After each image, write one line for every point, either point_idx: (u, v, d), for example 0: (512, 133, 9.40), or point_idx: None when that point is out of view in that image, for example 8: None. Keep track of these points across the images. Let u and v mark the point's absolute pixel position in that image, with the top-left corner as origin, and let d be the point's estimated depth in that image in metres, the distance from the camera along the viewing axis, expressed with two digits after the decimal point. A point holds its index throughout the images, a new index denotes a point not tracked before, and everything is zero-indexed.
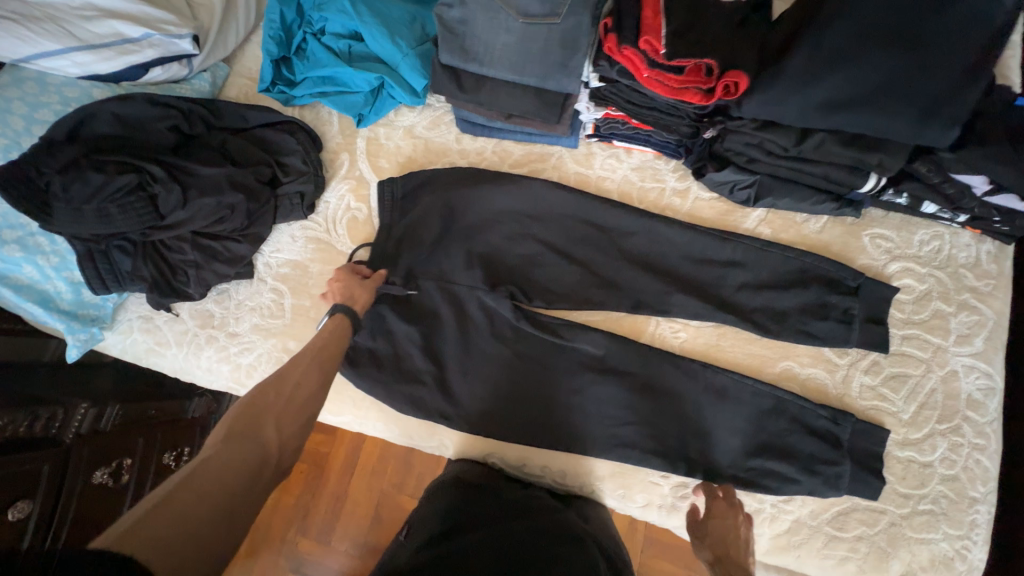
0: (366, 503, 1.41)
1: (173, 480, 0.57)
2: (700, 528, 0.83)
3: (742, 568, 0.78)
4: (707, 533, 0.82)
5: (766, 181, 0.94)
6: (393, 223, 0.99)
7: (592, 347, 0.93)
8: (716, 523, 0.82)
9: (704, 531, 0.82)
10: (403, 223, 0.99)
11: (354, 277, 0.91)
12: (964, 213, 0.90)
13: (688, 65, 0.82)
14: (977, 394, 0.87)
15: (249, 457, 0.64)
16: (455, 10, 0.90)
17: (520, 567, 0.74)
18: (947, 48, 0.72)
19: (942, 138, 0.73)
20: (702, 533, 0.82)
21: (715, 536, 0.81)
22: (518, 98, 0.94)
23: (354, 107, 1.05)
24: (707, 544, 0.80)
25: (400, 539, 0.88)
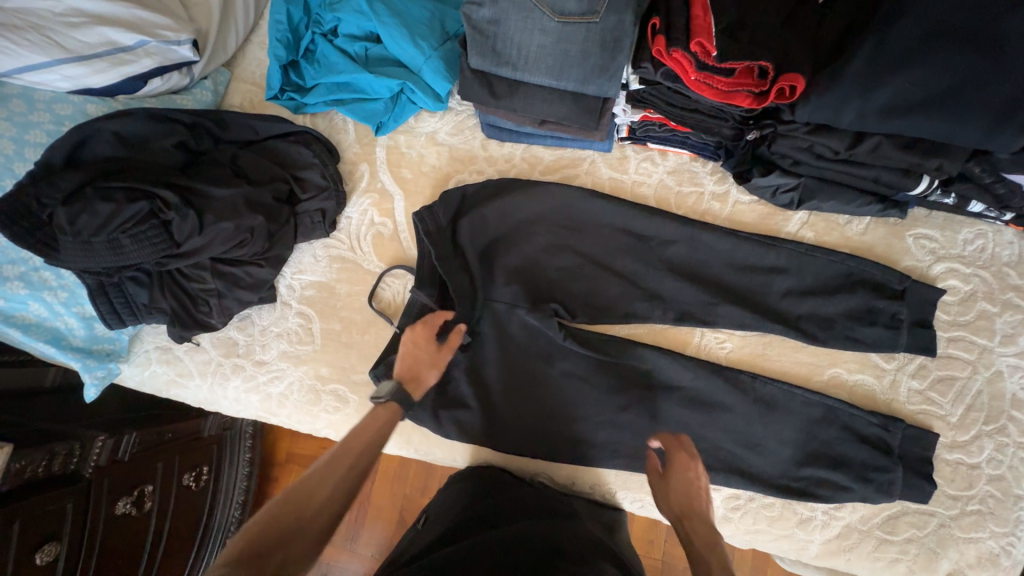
0: (390, 508, 1.38)
1: None
2: (664, 484, 0.80)
3: (705, 516, 0.75)
4: (670, 490, 0.79)
5: (811, 184, 0.91)
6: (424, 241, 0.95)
7: (638, 362, 0.91)
8: (679, 475, 0.79)
9: (665, 486, 0.79)
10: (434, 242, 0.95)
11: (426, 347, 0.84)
12: (1010, 212, 0.88)
13: (740, 67, 0.77)
14: (1021, 393, 0.88)
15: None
16: (485, 10, 0.84)
17: (515, 560, 0.71)
18: (1021, 48, 0.69)
19: (1012, 143, 0.70)
20: (665, 489, 0.79)
21: (677, 491, 0.78)
22: (554, 103, 0.88)
23: (373, 115, 0.97)
24: (671, 500, 0.78)
25: (418, 526, 0.91)
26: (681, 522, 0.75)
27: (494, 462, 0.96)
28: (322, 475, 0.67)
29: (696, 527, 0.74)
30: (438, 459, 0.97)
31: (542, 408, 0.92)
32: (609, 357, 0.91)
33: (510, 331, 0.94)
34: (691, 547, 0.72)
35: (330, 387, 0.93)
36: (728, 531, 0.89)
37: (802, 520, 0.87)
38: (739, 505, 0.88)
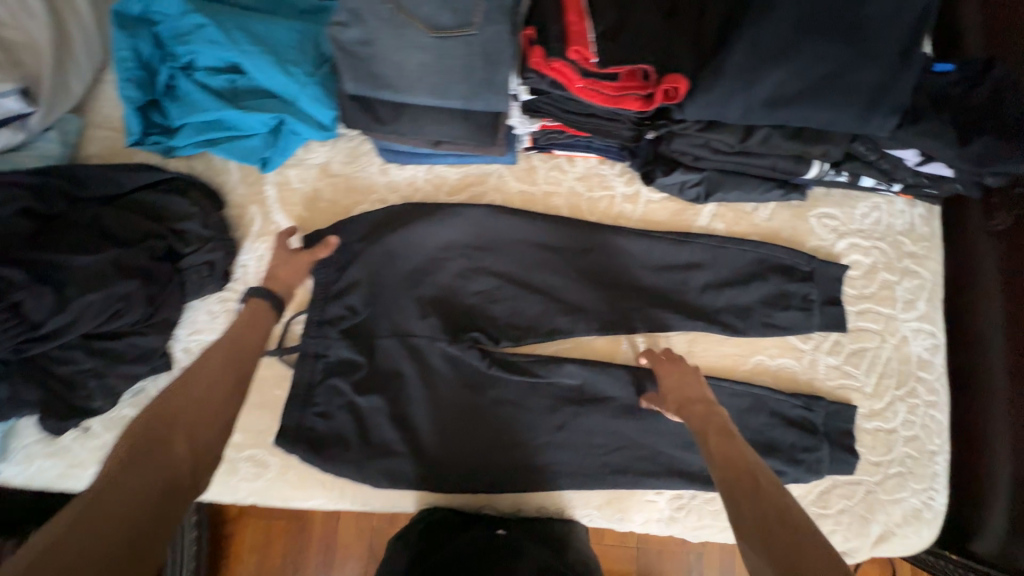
0: (360, 543, 1.23)
1: (76, 503, 0.48)
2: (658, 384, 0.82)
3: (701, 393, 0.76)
4: (663, 388, 0.81)
5: (714, 177, 0.91)
6: (330, 282, 0.89)
7: (568, 378, 0.89)
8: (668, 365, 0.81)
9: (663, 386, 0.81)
10: (341, 282, 0.89)
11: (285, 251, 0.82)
12: (898, 183, 0.92)
13: (623, 71, 0.75)
14: (925, 353, 0.93)
15: (158, 471, 0.52)
16: (352, 30, 0.77)
17: None
18: (881, 34, 0.70)
19: (886, 125, 0.71)
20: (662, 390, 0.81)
21: (670, 386, 0.79)
22: (444, 123, 0.83)
23: (253, 153, 0.89)
24: (669, 388, 0.79)
25: None
26: (681, 408, 0.76)
27: (437, 502, 0.91)
28: (200, 366, 0.64)
29: (693, 406, 0.74)
30: (378, 509, 0.91)
31: (478, 439, 0.88)
32: (538, 376, 0.89)
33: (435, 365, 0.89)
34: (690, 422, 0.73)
35: (246, 453, 0.86)
36: (677, 531, 0.90)
37: None
38: (683, 505, 0.89)
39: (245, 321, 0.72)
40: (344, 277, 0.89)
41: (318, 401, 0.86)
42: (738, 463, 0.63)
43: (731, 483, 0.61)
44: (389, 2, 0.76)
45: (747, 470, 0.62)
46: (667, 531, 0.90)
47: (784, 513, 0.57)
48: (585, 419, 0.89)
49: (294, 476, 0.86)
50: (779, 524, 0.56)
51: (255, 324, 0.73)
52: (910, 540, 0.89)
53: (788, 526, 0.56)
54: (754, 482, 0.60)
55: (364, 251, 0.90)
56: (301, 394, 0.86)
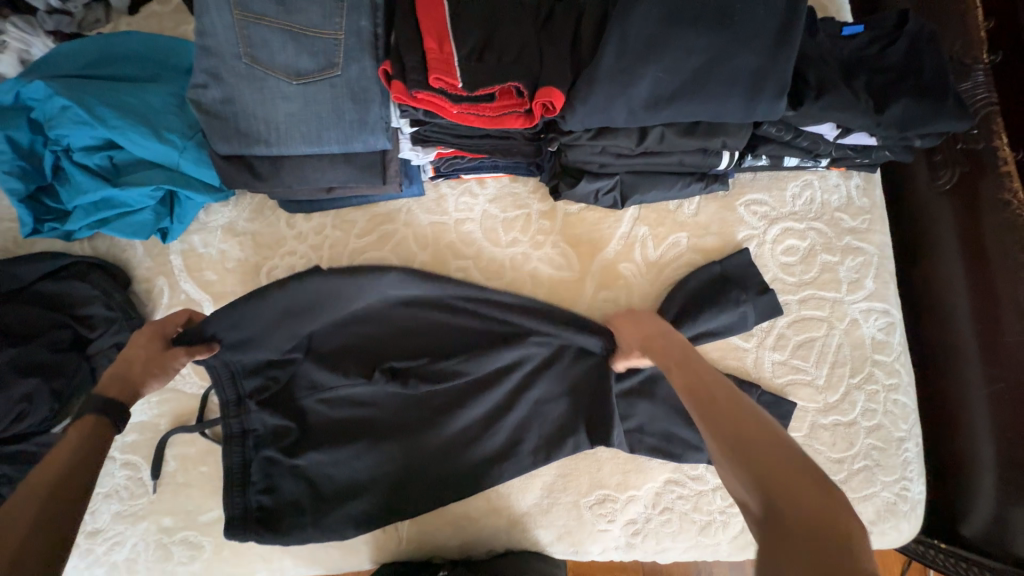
0: None
1: None
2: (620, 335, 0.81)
3: (661, 332, 0.74)
4: (625, 340, 0.79)
5: (628, 179, 0.85)
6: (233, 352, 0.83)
7: (496, 377, 0.85)
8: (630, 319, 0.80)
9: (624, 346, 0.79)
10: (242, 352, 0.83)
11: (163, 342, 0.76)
12: (825, 158, 0.86)
13: (496, 91, 0.71)
14: (880, 334, 0.87)
15: None
16: (213, 90, 0.74)
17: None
18: (752, 17, 0.68)
19: (774, 109, 0.69)
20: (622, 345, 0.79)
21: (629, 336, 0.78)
22: (328, 169, 0.79)
23: (146, 226, 0.86)
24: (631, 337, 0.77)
25: None
26: (646, 346, 0.74)
27: (383, 559, 0.86)
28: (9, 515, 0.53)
29: (659, 345, 0.72)
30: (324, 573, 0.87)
31: (415, 465, 0.83)
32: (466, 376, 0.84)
33: (356, 394, 0.85)
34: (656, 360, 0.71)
35: (179, 536, 0.83)
36: (638, 556, 0.85)
37: (702, 526, 0.83)
38: (639, 530, 0.84)
39: (80, 447, 0.62)
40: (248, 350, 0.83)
41: (242, 473, 0.82)
42: (698, 387, 0.62)
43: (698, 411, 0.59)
44: (244, 56, 0.73)
45: (710, 396, 0.60)
46: (627, 557, 0.85)
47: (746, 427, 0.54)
48: (529, 454, 0.84)
49: (231, 552, 0.83)
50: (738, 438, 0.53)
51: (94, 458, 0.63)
52: (888, 535, 0.84)
53: (751, 437, 0.53)
54: (714, 402, 0.59)
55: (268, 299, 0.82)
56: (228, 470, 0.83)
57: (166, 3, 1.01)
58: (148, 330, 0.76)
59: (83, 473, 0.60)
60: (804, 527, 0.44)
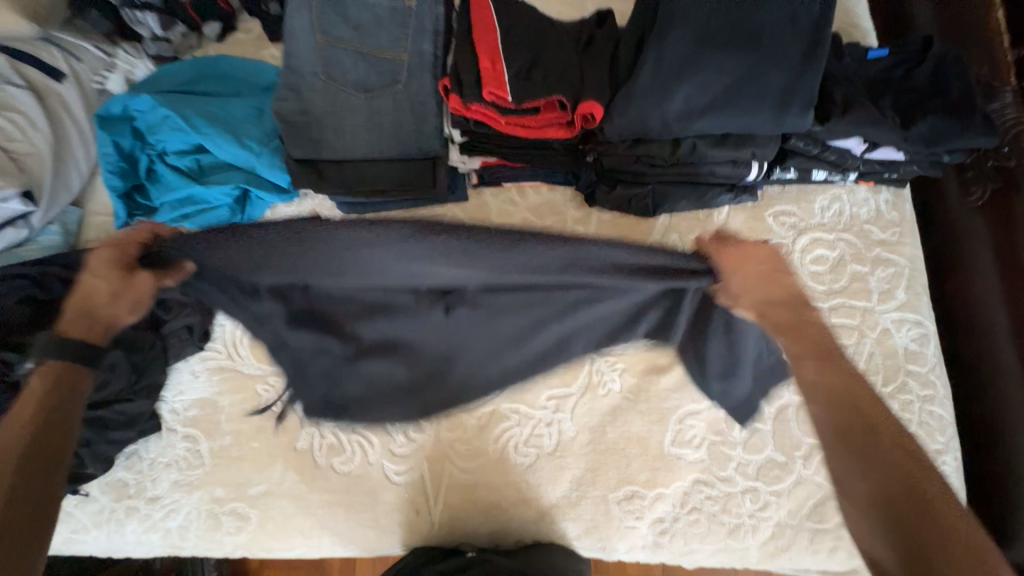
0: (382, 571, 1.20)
1: None
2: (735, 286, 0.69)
3: (789, 294, 0.69)
4: (738, 285, 0.69)
5: (661, 188, 0.89)
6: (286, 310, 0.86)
7: (538, 293, 0.72)
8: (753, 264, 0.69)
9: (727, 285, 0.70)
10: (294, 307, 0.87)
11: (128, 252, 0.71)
12: (853, 172, 0.90)
13: (542, 104, 0.79)
14: (913, 345, 0.87)
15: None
16: (292, 102, 0.84)
17: None
18: (780, 40, 0.74)
19: (801, 122, 0.75)
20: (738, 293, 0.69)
21: (755, 286, 0.69)
22: (386, 173, 0.87)
23: (222, 220, 0.97)
24: (752, 292, 0.69)
25: None
26: (769, 313, 0.68)
27: (415, 543, 0.89)
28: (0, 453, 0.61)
29: (784, 318, 0.68)
30: (358, 554, 0.91)
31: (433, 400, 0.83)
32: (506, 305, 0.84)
33: (376, 300, 0.75)
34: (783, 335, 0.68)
35: (229, 507, 0.89)
36: (664, 557, 0.86)
37: (731, 529, 0.84)
38: (666, 529, 0.85)
39: (47, 389, 0.67)
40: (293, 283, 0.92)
41: None
42: (842, 398, 0.62)
43: (848, 430, 0.60)
44: (322, 74, 0.84)
45: (860, 416, 0.61)
46: (654, 557, 0.86)
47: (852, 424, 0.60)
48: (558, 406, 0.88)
49: (276, 525, 0.88)
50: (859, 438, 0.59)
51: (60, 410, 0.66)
52: None
53: (913, 479, 0.56)
54: (868, 424, 0.60)
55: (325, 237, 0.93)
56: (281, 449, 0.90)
57: (250, 33, 1.15)
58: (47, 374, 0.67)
59: (59, 410, 0.66)
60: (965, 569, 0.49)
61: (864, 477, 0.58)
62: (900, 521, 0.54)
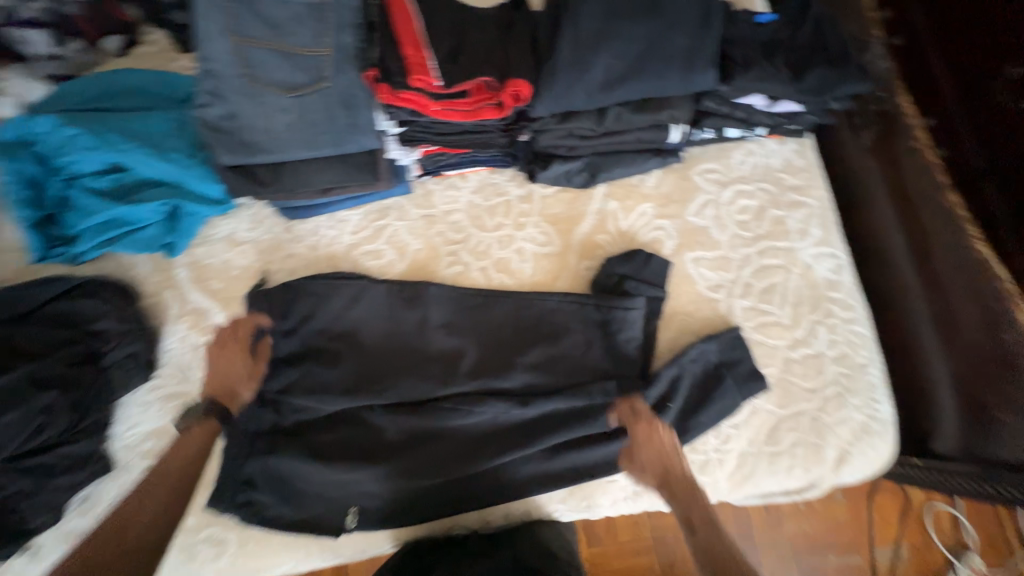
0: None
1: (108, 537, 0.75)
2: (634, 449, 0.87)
3: (676, 461, 0.83)
4: (647, 465, 0.85)
5: (594, 160, 0.96)
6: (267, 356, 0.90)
7: (539, 352, 0.92)
8: (649, 448, 0.85)
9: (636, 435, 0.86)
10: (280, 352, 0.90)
11: (241, 355, 0.90)
12: (761, 127, 0.99)
13: (470, 86, 0.81)
14: (831, 274, 0.98)
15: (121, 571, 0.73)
16: (215, 109, 0.82)
17: None
18: (675, 10, 0.82)
19: (707, 78, 0.82)
20: (638, 463, 0.86)
21: (649, 460, 0.85)
22: (325, 171, 0.87)
23: (155, 240, 0.93)
24: (648, 473, 0.85)
25: None
26: (660, 478, 0.84)
27: (408, 537, 0.89)
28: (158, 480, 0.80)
29: (676, 491, 0.83)
30: (348, 560, 0.89)
31: (449, 485, 0.87)
32: (500, 394, 0.89)
33: (388, 338, 0.92)
34: (673, 494, 0.83)
35: (203, 535, 0.85)
36: (645, 504, 0.91)
37: (700, 465, 0.90)
38: None
39: (177, 470, 0.82)
40: (278, 376, 0.88)
41: (259, 466, 0.85)
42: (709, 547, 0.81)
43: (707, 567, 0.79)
44: (243, 75, 0.82)
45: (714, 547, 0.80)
46: (636, 506, 0.91)
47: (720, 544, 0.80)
48: (544, 438, 0.87)
49: (256, 545, 0.85)
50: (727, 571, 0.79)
51: (189, 447, 0.84)
52: (867, 455, 0.92)
53: None
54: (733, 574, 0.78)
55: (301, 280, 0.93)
56: (229, 470, 0.84)
57: (156, 44, 1.10)
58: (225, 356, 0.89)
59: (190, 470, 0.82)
60: None
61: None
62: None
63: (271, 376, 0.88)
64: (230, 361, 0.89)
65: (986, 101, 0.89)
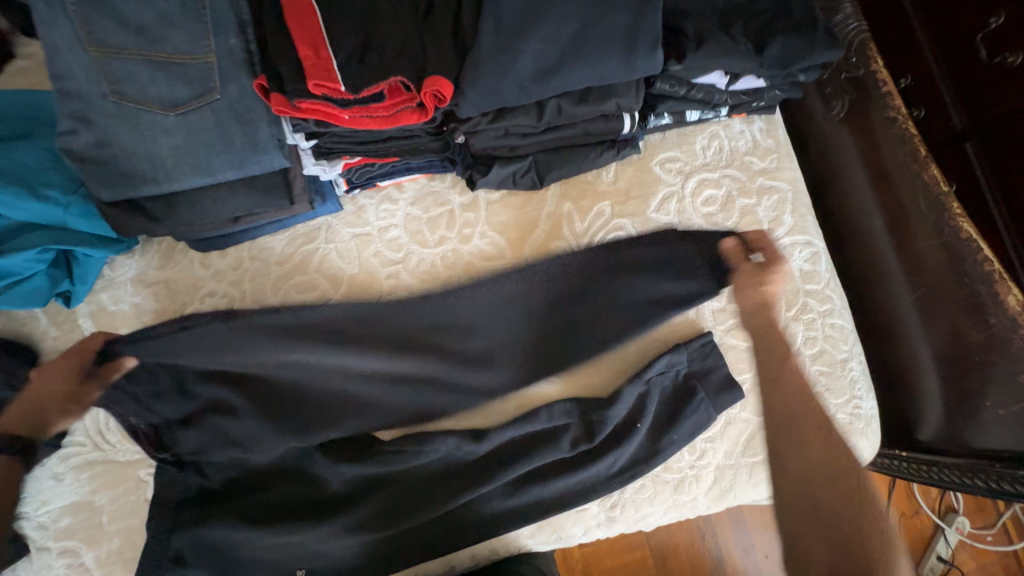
0: None
1: None
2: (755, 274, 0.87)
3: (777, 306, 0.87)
4: (749, 293, 0.86)
5: (541, 158, 0.86)
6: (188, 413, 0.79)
7: (466, 368, 0.81)
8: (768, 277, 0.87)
9: (737, 282, 0.87)
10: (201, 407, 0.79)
11: (75, 371, 0.78)
12: (723, 106, 0.89)
13: (383, 88, 0.70)
14: (807, 265, 0.90)
15: None
16: (83, 135, 0.69)
17: None
18: None
19: (652, 61, 0.72)
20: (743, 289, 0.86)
21: (755, 289, 0.86)
22: (229, 199, 0.76)
23: (41, 293, 0.80)
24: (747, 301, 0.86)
25: None
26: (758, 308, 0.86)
27: None
28: None
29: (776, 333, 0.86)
30: None
31: (405, 533, 0.80)
32: (453, 428, 0.81)
33: (290, 372, 0.79)
34: (773, 342, 0.86)
35: None
36: (621, 528, 0.84)
37: (676, 484, 0.84)
38: (616, 502, 0.83)
39: None
40: (197, 433, 0.78)
41: (191, 535, 0.76)
42: (803, 421, 0.81)
43: (795, 441, 0.80)
44: (111, 94, 0.69)
45: (819, 437, 0.80)
46: (611, 532, 0.84)
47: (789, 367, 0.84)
48: (500, 471, 0.80)
49: None
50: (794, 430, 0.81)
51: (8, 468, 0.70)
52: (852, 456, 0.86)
53: (853, 542, 0.73)
54: (807, 439, 0.80)
55: (188, 326, 0.78)
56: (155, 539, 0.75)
57: (31, 57, 0.95)
58: (66, 363, 0.79)
59: None
60: (841, 508, 0.75)
61: (830, 480, 0.76)
62: (801, 436, 0.80)
63: (193, 434, 0.78)
64: (59, 376, 0.78)
65: (970, 62, 0.80)
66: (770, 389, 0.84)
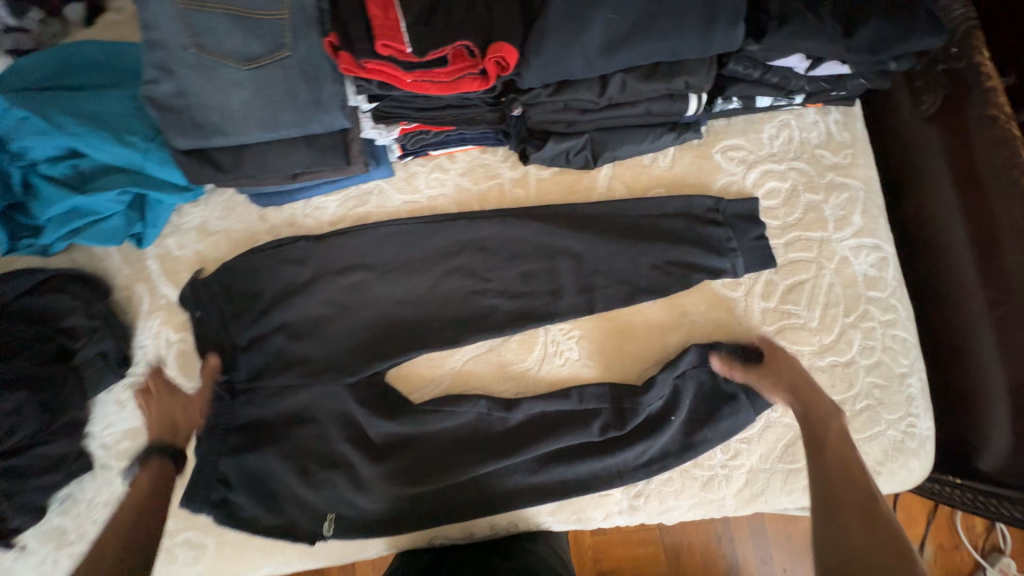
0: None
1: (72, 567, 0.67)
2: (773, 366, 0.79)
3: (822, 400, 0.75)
4: (780, 379, 0.78)
5: (597, 137, 0.83)
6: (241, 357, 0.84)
7: (500, 331, 0.83)
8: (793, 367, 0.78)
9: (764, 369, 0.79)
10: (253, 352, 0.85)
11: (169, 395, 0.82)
12: (799, 94, 0.83)
13: (447, 52, 0.69)
14: (872, 271, 0.84)
15: None
16: (164, 84, 0.73)
17: None
18: None
19: (732, 38, 0.69)
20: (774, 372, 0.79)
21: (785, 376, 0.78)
22: (291, 155, 0.78)
23: (119, 232, 0.86)
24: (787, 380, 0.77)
25: None
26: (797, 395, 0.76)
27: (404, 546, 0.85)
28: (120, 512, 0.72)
29: (815, 402, 0.75)
30: (331, 565, 0.86)
31: (430, 494, 0.82)
32: (483, 393, 0.83)
33: (341, 318, 0.86)
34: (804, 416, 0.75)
35: (181, 538, 0.82)
36: (643, 518, 0.83)
37: (705, 482, 0.82)
38: (641, 492, 0.82)
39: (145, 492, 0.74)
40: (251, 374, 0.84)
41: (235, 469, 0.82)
42: (830, 479, 0.68)
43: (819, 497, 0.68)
44: (191, 46, 0.72)
45: (851, 493, 0.66)
46: (633, 521, 0.83)
47: (834, 431, 0.72)
48: (523, 444, 0.81)
49: (234, 549, 0.82)
50: (831, 499, 0.66)
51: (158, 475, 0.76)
52: (899, 475, 0.82)
53: None
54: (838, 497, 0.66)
55: (231, 262, 0.87)
56: (202, 468, 0.81)
57: (121, 11, 1.00)
58: (155, 404, 0.81)
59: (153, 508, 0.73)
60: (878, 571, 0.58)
61: (871, 546, 0.60)
62: (836, 497, 0.66)
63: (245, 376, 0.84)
64: (160, 409, 0.80)
65: None
66: (814, 466, 0.71)
